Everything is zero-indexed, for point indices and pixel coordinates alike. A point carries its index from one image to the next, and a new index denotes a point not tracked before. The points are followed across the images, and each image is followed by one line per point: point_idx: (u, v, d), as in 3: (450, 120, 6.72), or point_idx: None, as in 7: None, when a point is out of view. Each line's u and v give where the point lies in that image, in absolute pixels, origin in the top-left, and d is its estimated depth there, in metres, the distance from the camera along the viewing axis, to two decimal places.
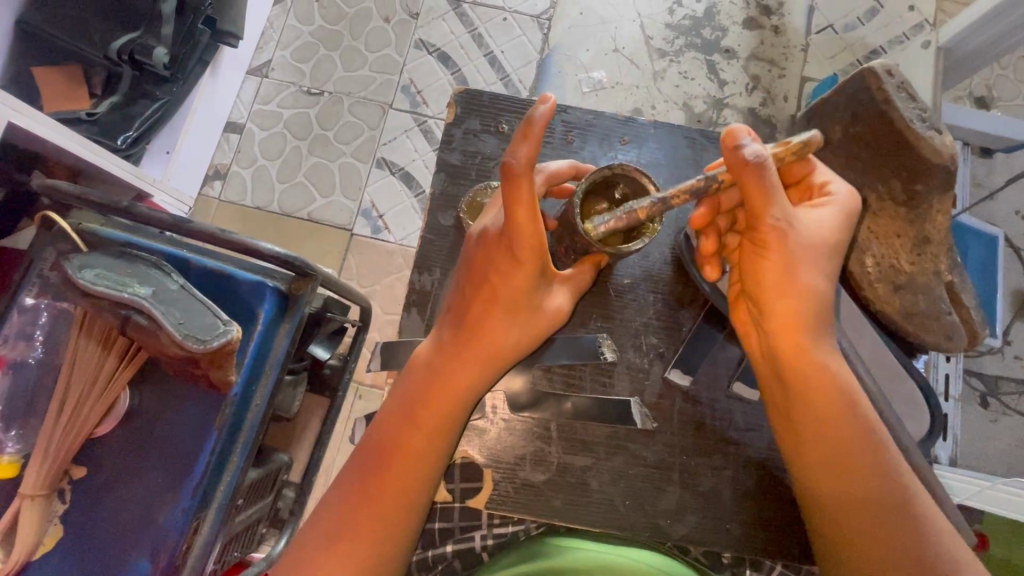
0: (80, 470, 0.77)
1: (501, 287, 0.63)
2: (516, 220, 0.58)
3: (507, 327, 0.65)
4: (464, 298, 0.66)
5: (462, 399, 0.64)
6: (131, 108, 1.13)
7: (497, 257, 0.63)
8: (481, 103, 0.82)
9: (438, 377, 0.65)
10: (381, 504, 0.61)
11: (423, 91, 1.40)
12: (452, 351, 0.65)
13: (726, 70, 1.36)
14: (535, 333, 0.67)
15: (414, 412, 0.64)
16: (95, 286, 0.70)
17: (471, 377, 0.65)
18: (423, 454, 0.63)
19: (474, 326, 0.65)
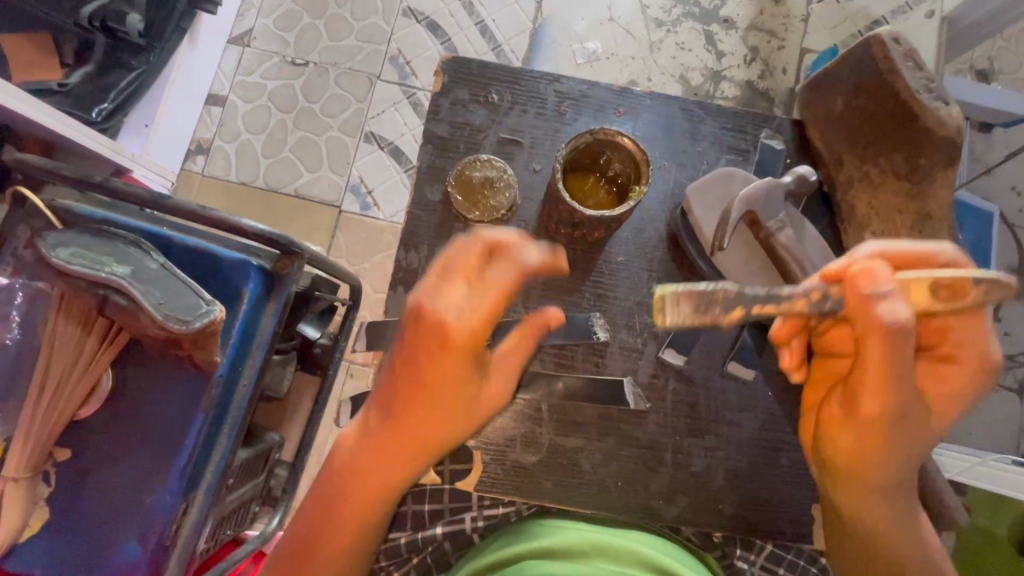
0: (64, 453, 0.75)
1: (428, 370, 0.52)
2: (469, 296, 0.50)
3: (442, 418, 0.54)
4: (392, 377, 0.54)
5: (404, 471, 0.56)
6: (105, 78, 1.08)
7: (429, 332, 0.51)
8: (470, 72, 0.79)
9: (382, 452, 0.54)
10: (332, 550, 0.57)
11: (412, 62, 1.35)
12: (400, 420, 0.53)
13: (724, 41, 1.32)
14: (473, 426, 0.57)
15: (350, 485, 0.56)
16: (70, 266, 0.68)
17: (427, 449, 0.55)
18: (365, 518, 0.57)
19: (403, 404, 0.53)
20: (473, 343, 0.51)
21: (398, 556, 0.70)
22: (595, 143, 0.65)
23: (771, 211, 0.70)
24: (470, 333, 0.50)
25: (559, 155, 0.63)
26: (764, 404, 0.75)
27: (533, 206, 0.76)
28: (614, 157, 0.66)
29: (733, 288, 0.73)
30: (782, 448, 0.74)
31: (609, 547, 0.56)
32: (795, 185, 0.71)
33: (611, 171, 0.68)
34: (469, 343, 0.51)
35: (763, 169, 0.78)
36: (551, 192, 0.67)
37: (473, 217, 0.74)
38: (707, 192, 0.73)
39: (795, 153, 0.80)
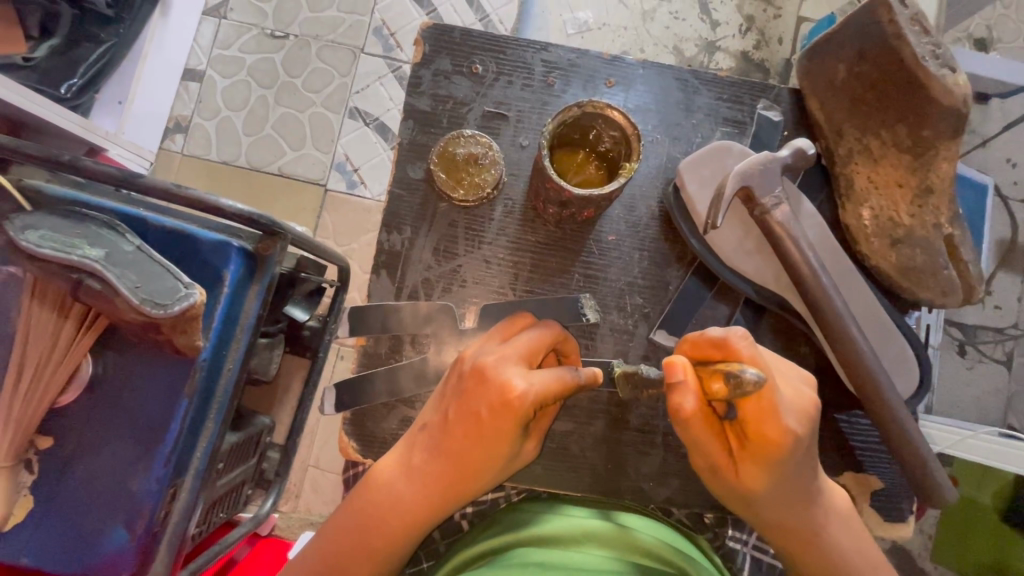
0: (46, 441, 0.74)
1: (491, 426, 0.56)
2: (532, 376, 0.56)
3: (490, 463, 0.57)
4: (445, 422, 0.58)
5: (441, 505, 0.59)
6: (73, 52, 1.03)
7: (489, 392, 0.56)
8: (452, 41, 0.75)
9: (455, 457, 0.58)
10: (379, 532, 0.58)
11: (397, 34, 1.30)
12: (462, 431, 0.57)
13: (719, 10, 1.28)
14: (508, 470, 0.60)
15: (385, 511, 0.58)
16: (41, 249, 0.65)
17: (473, 469, 0.57)
18: (412, 511, 0.58)
19: (455, 454, 0.57)
20: (526, 414, 0.55)
21: None
22: (583, 116, 0.62)
23: (767, 186, 0.67)
24: (527, 399, 0.55)
25: (545, 130, 0.60)
26: None
27: (521, 185, 0.74)
28: (605, 131, 0.63)
29: (725, 266, 0.72)
30: None
31: (602, 530, 0.57)
32: (793, 158, 0.68)
33: (602, 145, 0.65)
34: (528, 410, 0.55)
35: (759, 142, 0.76)
36: (540, 171, 0.64)
37: (457, 196, 0.71)
38: (702, 167, 0.71)
39: (791, 126, 0.78)
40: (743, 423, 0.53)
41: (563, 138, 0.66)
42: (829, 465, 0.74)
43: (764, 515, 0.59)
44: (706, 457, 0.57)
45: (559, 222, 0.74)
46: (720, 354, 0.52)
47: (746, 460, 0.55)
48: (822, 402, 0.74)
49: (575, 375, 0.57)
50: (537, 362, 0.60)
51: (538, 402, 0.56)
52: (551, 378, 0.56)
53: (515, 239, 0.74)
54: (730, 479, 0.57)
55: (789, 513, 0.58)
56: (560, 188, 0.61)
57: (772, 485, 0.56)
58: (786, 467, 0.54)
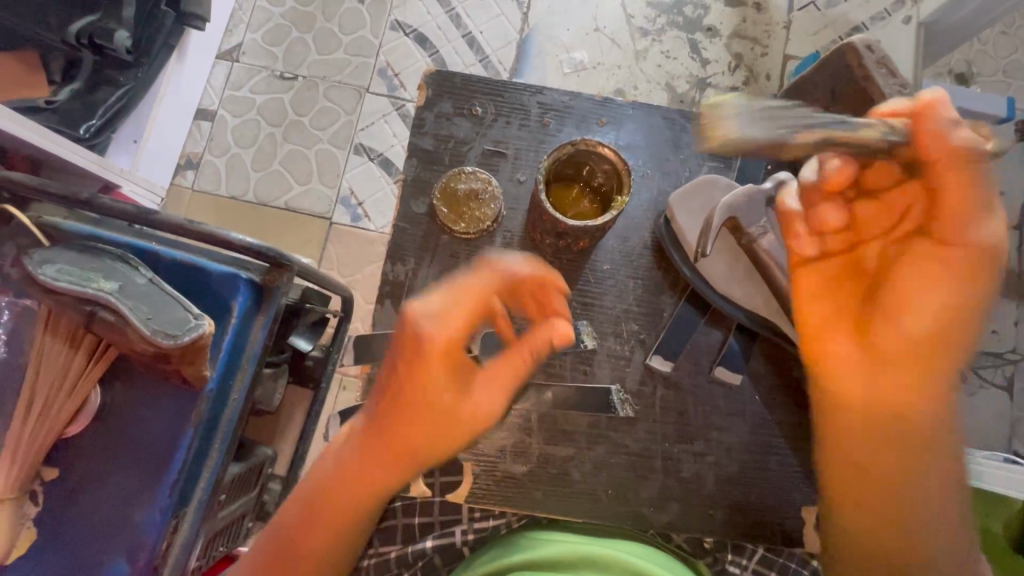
0: (51, 473, 0.75)
1: (416, 391, 0.53)
2: (444, 316, 0.52)
3: (417, 430, 0.53)
4: (381, 380, 0.56)
5: (372, 491, 0.56)
6: (92, 95, 1.08)
7: (410, 339, 0.53)
8: (453, 85, 0.79)
9: (392, 417, 0.54)
10: (317, 512, 0.56)
11: (401, 74, 1.36)
12: (393, 388, 0.54)
13: (708, 49, 1.34)
14: (451, 444, 0.54)
15: (321, 488, 0.56)
16: (58, 283, 0.68)
17: (407, 425, 0.53)
18: (350, 493, 0.56)
19: (388, 412, 0.54)
20: (456, 358, 0.53)
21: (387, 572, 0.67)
22: (576, 154, 0.65)
23: (752, 217, 0.71)
24: (444, 339, 0.51)
25: (543, 165, 0.64)
26: (753, 409, 0.75)
27: (519, 218, 0.77)
28: (598, 169, 0.66)
29: (717, 292, 0.74)
30: (772, 457, 0.74)
31: (592, 553, 0.57)
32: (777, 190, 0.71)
33: (595, 181, 0.68)
34: (451, 352, 0.52)
35: (745, 175, 0.79)
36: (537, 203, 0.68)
37: (458, 229, 0.74)
38: (690, 200, 0.73)
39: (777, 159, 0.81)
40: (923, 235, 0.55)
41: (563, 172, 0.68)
42: None
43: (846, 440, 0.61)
44: (846, 357, 0.59)
45: (556, 253, 0.76)
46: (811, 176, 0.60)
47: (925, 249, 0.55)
48: None
49: (508, 274, 0.55)
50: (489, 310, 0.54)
51: (469, 321, 0.53)
52: (482, 279, 0.53)
53: None
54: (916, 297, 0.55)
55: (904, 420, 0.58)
56: (556, 220, 0.64)
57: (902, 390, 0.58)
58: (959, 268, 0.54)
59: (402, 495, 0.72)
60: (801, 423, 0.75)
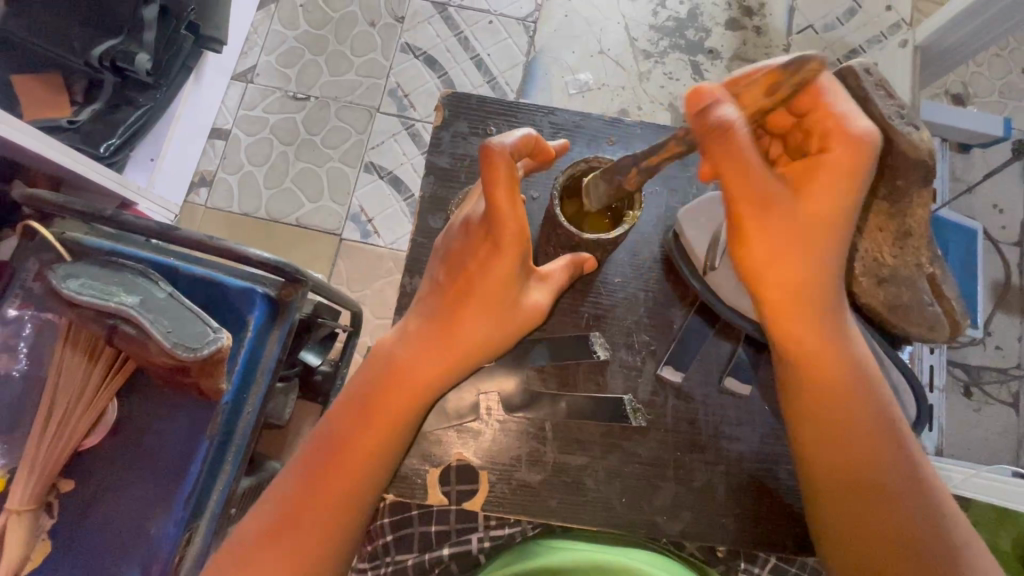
0: (68, 485, 0.76)
1: (480, 279, 0.59)
2: (494, 195, 0.54)
3: (480, 317, 0.60)
4: (437, 284, 0.62)
5: (423, 392, 0.61)
6: (113, 115, 1.11)
7: (471, 245, 0.60)
8: (468, 106, 0.82)
9: (450, 318, 0.60)
10: (359, 434, 0.59)
11: (410, 95, 1.40)
12: (450, 289, 0.61)
13: (710, 70, 1.38)
14: (510, 332, 0.62)
15: (372, 397, 0.60)
16: (80, 296, 0.70)
17: (468, 326, 0.60)
18: (398, 402, 0.60)
19: (448, 312, 0.61)
20: (525, 246, 0.58)
21: None
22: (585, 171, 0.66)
23: None
24: (503, 236, 0.56)
25: (556, 181, 0.66)
26: (762, 420, 0.76)
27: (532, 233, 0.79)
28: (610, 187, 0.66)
29: (726, 305, 0.75)
30: (779, 465, 0.75)
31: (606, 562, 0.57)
32: None
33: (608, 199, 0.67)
34: (512, 253, 0.57)
35: None
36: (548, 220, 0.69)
37: None
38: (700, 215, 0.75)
39: None
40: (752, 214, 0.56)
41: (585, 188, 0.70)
42: None
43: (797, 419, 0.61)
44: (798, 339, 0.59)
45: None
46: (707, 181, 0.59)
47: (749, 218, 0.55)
48: None
49: (536, 136, 0.59)
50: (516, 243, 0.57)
51: (512, 175, 0.54)
52: (519, 139, 0.56)
53: None
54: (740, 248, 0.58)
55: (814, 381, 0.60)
56: (569, 234, 0.65)
57: (817, 332, 0.59)
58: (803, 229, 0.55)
59: (421, 504, 0.74)
60: None
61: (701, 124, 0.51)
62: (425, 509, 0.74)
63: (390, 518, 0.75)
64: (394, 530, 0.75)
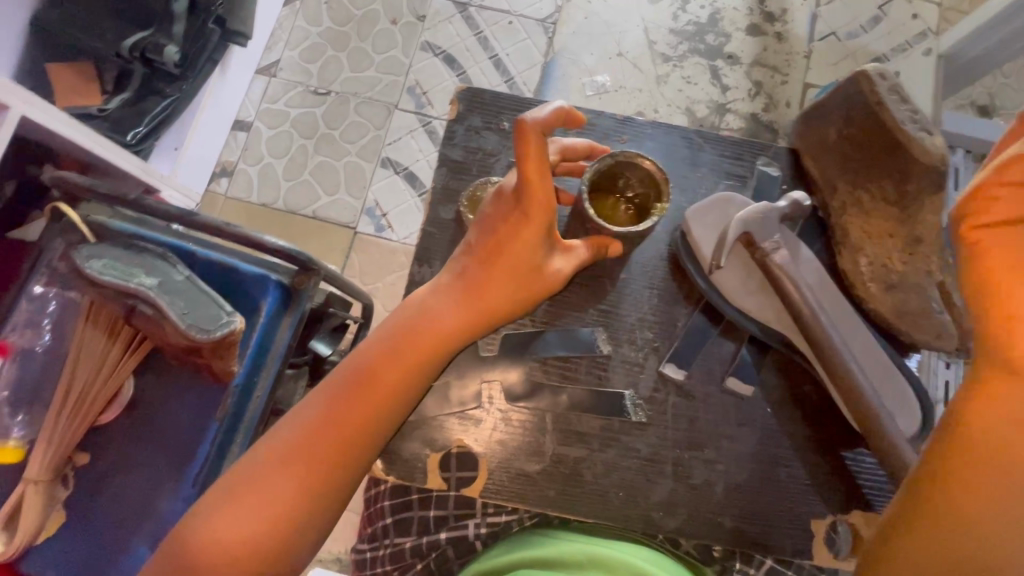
0: (83, 458, 0.78)
1: (510, 237, 0.63)
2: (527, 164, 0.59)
3: (503, 279, 0.63)
4: (469, 245, 0.66)
5: (446, 343, 0.63)
6: (141, 104, 1.15)
7: (503, 209, 0.64)
8: (485, 101, 0.83)
9: (476, 277, 0.64)
10: (378, 381, 0.61)
11: (429, 92, 1.42)
12: (480, 248, 0.64)
13: (729, 75, 1.37)
14: (531, 293, 0.65)
15: (396, 347, 0.62)
16: (104, 276, 0.72)
17: (490, 288, 0.63)
18: (420, 357, 0.62)
19: (477, 269, 0.64)
20: (550, 209, 0.61)
21: (403, 561, 0.72)
22: (614, 171, 0.68)
23: (766, 233, 0.73)
24: (534, 202, 0.61)
25: (584, 178, 0.66)
26: (764, 423, 0.76)
27: None
28: (633, 176, 0.68)
29: (731, 306, 0.75)
30: (782, 468, 0.74)
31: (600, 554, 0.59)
32: (791, 210, 0.74)
33: (629, 190, 0.70)
34: (542, 218, 0.61)
35: (759, 194, 0.81)
36: (578, 214, 0.72)
37: None
38: (707, 214, 0.75)
39: (789, 179, 0.83)
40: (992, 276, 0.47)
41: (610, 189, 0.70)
42: (840, 501, 0.74)
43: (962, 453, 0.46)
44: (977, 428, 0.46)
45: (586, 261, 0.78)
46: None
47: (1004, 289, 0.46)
48: (827, 437, 0.75)
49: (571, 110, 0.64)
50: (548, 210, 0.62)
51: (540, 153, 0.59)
52: (552, 111, 0.61)
53: None
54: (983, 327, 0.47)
55: None
56: (599, 227, 0.67)
57: None
58: None
59: (421, 488, 0.74)
60: (811, 437, 0.75)
61: (1011, 166, 0.47)
62: (424, 494, 0.75)
63: (390, 501, 0.75)
64: (394, 514, 0.75)
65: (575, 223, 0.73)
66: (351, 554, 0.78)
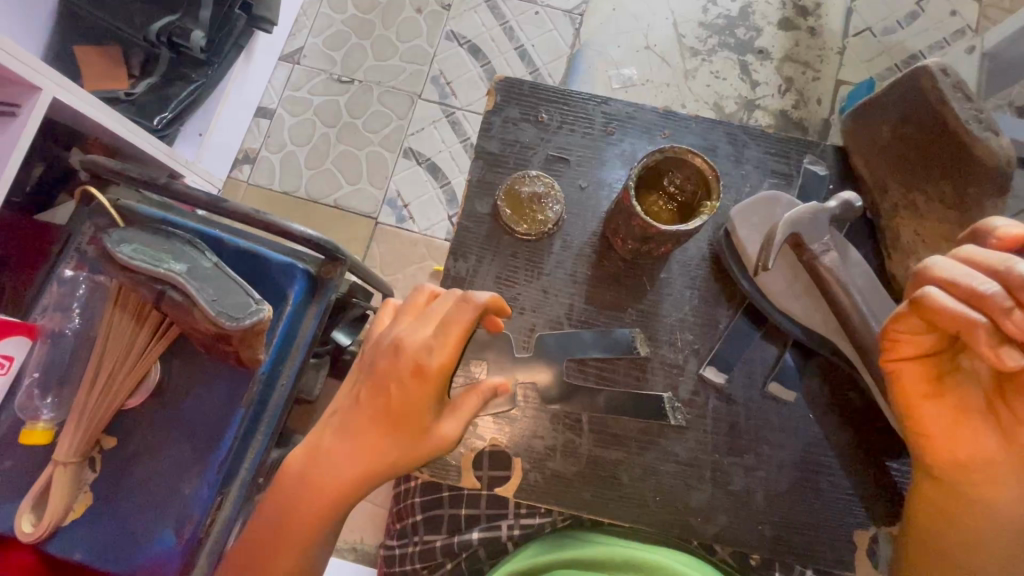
0: (110, 441, 0.79)
1: (397, 398, 0.57)
2: (448, 330, 0.57)
3: (383, 444, 0.58)
4: (356, 401, 0.59)
5: (330, 511, 0.59)
6: (167, 89, 1.14)
7: (397, 366, 0.57)
8: (521, 92, 0.81)
9: (366, 431, 0.58)
10: (294, 523, 0.58)
11: (453, 83, 1.40)
12: (370, 406, 0.58)
13: (759, 70, 1.34)
14: (414, 460, 0.58)
15: (296, 501, 0.58)
16: (133, 261, 0.72)
17: (369, 472, 0.58)
18: (318, 503, 0.58)
19: (372, 416, 0.58)
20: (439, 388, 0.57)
21: (433, 560, 0.72)
22: (662, 165, 0.67)
23: (816, 234, 0.71)
24: (432, 371, 0.56)
25: (634, 172, 0.64)
26: (802, 429, 0.74)
27: (575, 223, 0.78)
28: (680, 174, 0.68)
29: (775, 308, 0.74)
30: (822, 476, 0.73)
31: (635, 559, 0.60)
32: (841, 211, 0.73)
33: (672, 187, 0.69)
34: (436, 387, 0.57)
35: (805, 194, 0.79)
36: (621, 207, 0.68)
37: (521, 230, 0.76)
38: (752, 214, 0.73)
39: (837, 179, 0.80)
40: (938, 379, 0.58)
41: (656, 181, 0.69)
42: (883, 513, 0.72)
43: (957, 509, 0.59)
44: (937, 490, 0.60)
45: (628, 258, 0.77)
46: (992, 279, 0.50)
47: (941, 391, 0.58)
48: (869, 446, 0.74)
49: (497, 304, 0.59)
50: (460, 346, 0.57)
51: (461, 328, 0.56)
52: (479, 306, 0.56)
53: (572, 273, 0.77)
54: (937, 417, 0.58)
55: (992, 516, 0.58)
56: (647, 225, 0.64)
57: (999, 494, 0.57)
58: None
59: (452, 486, 0.74)
60: (853, 445, 0.74)
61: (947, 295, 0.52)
62: (455, 492, 0.75)
63: (421, 499, 0.75)
64: (424, 511, 0.75)
65: (617, 217, 0.71)
66: (381, 550, 0.77)
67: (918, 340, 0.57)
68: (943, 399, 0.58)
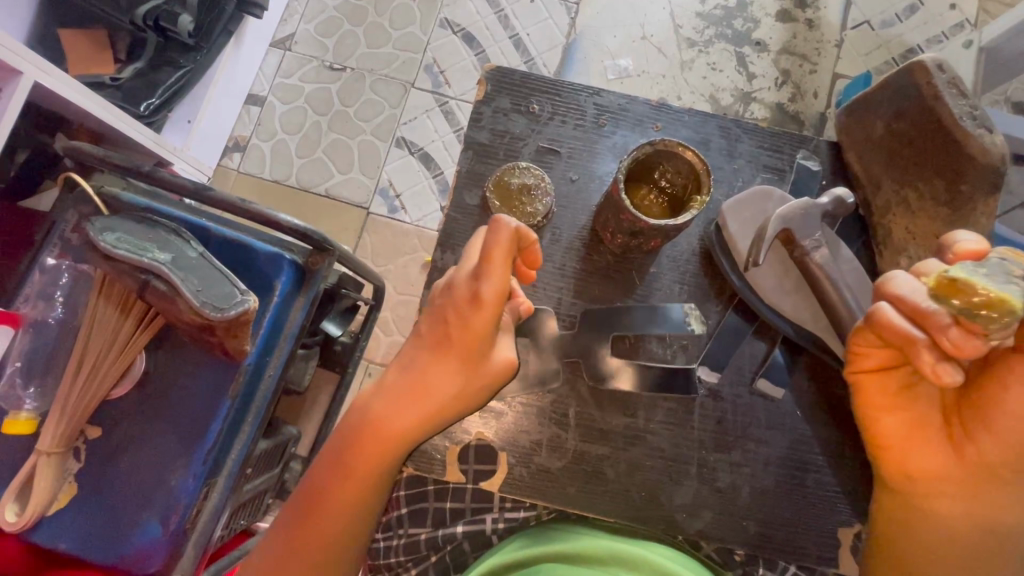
0: (95, 432, 0.78)
1: (459, 326, 0.57)
2: (491, 258, 0.55)
3: (449, 372, 0.58)
4: (420, 334, 0.60)
5: (399, 442, 0.59)
6: (154, 75, 1.12)
7: (455, 294, 0.57)
8: (512, 82, 0.80)
9: (428, 366, 0.58)
10: (360, 453, 0.59)
11: (446, 71, 1.38)
12: (430, 339, 0.59)
13: (756, 63, 1.33)
14: (483, 386, 0.60)
15: (359, 435, 0.59)
16: (116, 250, 0.71)
17: (435, 403, 0.59)
18: (389, 437, 0.59)
19: (434, 346, 0.59)
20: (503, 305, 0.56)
21: (418, 552, 0.73)
22: (655, 156, 0.66)
23: (807, 231, 0.71)
24: (491, 293, 0.55)
25: (622, 165, 0.64)
26: (789, 426, 0.74)
27: (565, 216, 0.77)
28: (670, 168, 0.67)
29: (764, 304, 0.73)
30: (807, 472, 0.74)
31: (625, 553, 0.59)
32: (833, 207, 0.72)
33: (663, 181, 0.69)
34: (495, 307, 0.56)
35: (797, 189, 0.79)
36: (611, 200, 0.67)
37: None
38: (744, 209, 0.73)
39: (829, 174, 0.80)
40: (896, 394, 0.59)
41: (648, 169, 0.68)
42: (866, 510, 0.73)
43: (911, 523, 0.60)
44: (896, 504, 0.61)
45: (618, 252, 0.76)
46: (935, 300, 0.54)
47: (894, 406, 0.59)
48: (854, 443, 0.74)
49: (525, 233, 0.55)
50: (506, 264, 0.55)
51: (508, 253, 0.55)
52: (508, 230, 0.53)
53: (561, 267, 0.76)
54: (894, 432, 0.59)
55: (946, 531, 0.58)
56: (635, 219, 0.64)
57: (951, 510, 0.58)
58: (978, 441, 0.55)
59: (437, 480, 0.74)
60: (840, 443, 0.74)
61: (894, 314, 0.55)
62: (439, 485, 0.75)
63: (405, 492, 0.75)
64: (409, 504, 0.75)
65: (608, 210, 0.69)
66: None
67: (877, 355, 0.59)
68: (903, 412, 0.59)
